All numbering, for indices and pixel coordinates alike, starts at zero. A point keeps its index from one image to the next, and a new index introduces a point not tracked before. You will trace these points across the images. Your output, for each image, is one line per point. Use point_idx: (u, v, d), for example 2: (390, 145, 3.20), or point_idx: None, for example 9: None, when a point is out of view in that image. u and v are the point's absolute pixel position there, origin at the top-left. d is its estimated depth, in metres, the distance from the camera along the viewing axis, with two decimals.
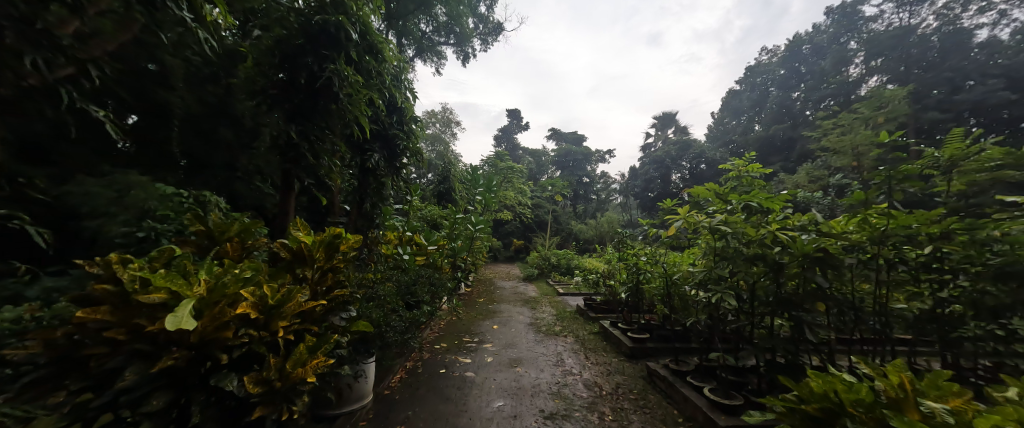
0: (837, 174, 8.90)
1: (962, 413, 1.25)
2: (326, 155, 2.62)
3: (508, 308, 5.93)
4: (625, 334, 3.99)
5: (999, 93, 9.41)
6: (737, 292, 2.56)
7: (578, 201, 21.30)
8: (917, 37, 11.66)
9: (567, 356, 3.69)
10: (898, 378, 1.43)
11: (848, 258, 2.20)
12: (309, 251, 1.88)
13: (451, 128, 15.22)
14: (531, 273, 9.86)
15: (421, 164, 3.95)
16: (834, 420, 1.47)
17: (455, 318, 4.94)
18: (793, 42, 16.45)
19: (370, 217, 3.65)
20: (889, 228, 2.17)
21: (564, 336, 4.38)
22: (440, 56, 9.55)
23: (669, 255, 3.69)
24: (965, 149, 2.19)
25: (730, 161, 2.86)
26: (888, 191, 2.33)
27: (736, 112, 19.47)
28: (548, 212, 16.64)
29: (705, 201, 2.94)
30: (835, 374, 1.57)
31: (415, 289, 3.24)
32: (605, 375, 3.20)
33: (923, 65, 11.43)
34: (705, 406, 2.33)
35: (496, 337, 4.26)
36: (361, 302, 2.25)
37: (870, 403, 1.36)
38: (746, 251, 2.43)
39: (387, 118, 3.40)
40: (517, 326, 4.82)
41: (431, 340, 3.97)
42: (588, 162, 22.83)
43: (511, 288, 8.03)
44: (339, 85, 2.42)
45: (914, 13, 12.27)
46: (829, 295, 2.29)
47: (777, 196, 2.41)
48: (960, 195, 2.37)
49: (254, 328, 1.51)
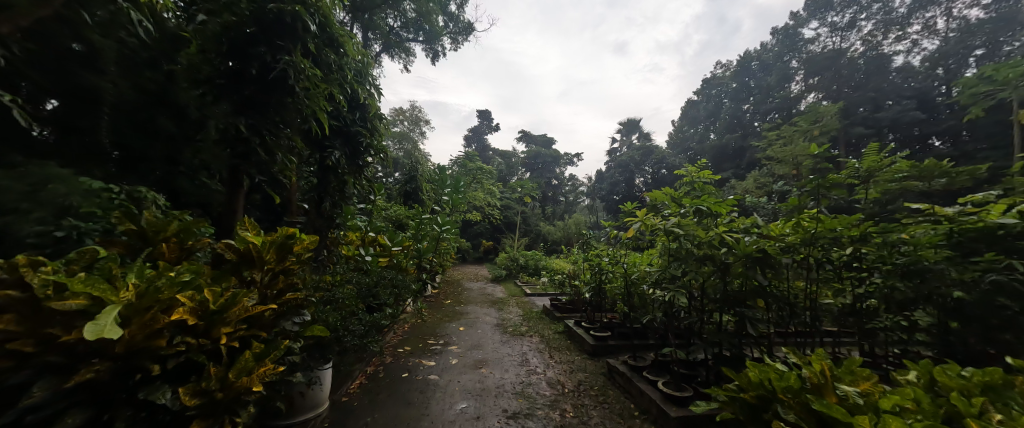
0: (779, 181, 9.71)
1: (870, 395, 1.44)
2: (282, 150, 2.50)
3: (475, 309, 5.92)
4: (588, 332, 4.10)
5: (910, 113, 10.74)
6: (689, 290, 2.72)
7: (546, 203, 21.62)
8: (847, 60, 12.99)
9: (532, 356, 3.74)
10: (820, 365, 1.56)
11: (784, 258, 2.41)
12: (258, 252, 1.77)
13: (420, 126, 14.90)
14: (499, 274, 9.85)
15: (385, 163, 3.85)
16: (766, 406, 1.62)
17: (421, 320, 4.86)
18: (744, 58, 17.74)
19: (329, 216, 3.49)
20: (818, 231, 2.39)
21: (530, 336, 4.43)
22: (408, 53, 9.33)
23: (629, 256, 3.84)
24: (878, 160, 2.49)
25: (684, 167, 3.02)
26: (817, 197, 2.59)
27: (694, 120, 20.68)
28: (517, 213, 16.71)
29: (663, 205, 3.09)
30: (771, 364, 1.71)
31: (377, 291, 3.14)
32: (568, 373, 3.27)
33: (851, 85, 12.80)
34: (659, 400, 2.44)
35: (462, 338, 4.24)
36: (317, 306, 2.17)
37: (797, 389, 1.51)
38: (697, 252, 2.59)
39: (348, 113, 3.29)
40: (484, 327, 4.82)
41: (394, 343, 3.87)
42: (556, 164, 23.29)
43: (479, 289, 8.02)
44: (295, 78, 2.32)
45: (845, 38, 13.73)
46: (767, 293, 2.50)
47: (725, 201, 2.59)
48: (876, 202, 2.68)
49: (192, 335, 1.41)
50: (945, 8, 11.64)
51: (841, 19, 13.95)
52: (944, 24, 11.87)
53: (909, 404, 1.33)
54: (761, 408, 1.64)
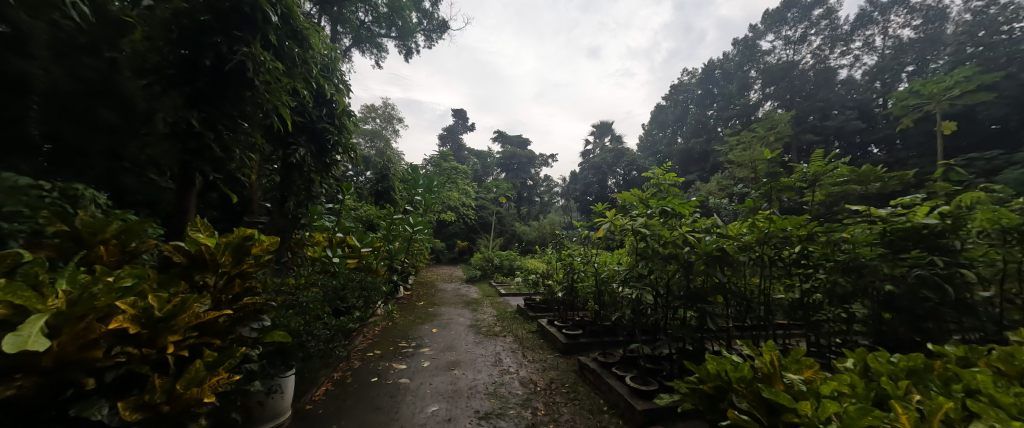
0: (739, 184, 10.32)
1: (812, 381, 1.56)
2: (241, 146, 2.37)
3: (449, 310, 5.84)
4: (560, 330, 4.17)
5: (852, 122, 11.73)
6: (655, 287, 2.83)
7: (522, 203, 21.74)
8: (799, 72, 14.01)
9: (505, 356, 3.74)
10: (770, 356, 1.68)
11: (741, 256, 2.56)
12: (211, 255, 1.67)
13: (393, 124, 14.58)
14: (474, 274, 9.78)
15: (354, 162, 3.74)
16: (722, 396, 1.72)
17: (392, 322, 4.75)
18: (708, 67, 18.65)
19: (294, 217, 3.33)
20: (770, 231, 2.56)
21: (503, 336, 4.44)
22: (380, 48, 9.09)
23: (600, 256, 3.94)
24: (824, 165, 2.69)
25: (651, 169, 3.14)
26: (770, 199, 2.77)
27: (663, 125, 21.53)
28: (492, 213, 16.68)
29: (631, 206, 3.19)
30: (728, 357, 1.81)
31: (345, 294, 3.04)
32: (541, 371, 3.31)
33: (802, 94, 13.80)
34: (627, 394, 2.52)
35: (434, 339, 4.18)
36: (278, 311, 2.07)
37: (749, 379, 1.61)
38: (663, 251, 2.70)
39: (314, 109, 3.17)
40: (457, 328, 4.77)
41: (363, 347, 3.76)
42: (531, 165, 23.48)
43: (453, 290, 7.95)
44: (254, 71, 2.21)
45: (797, 51, 14.80)
46: (726, 289, 2.65)
47: (688, 202, 2.72)
48: (822, 204, 2.91)
49: (134, 345, 1.31)
50: (882, 27, 13.19)
51: (794, 33, 15.00)
52: (881, 42, 13.10)
53: (845, 388, 1.45)
54: (717, 398, 1.74)
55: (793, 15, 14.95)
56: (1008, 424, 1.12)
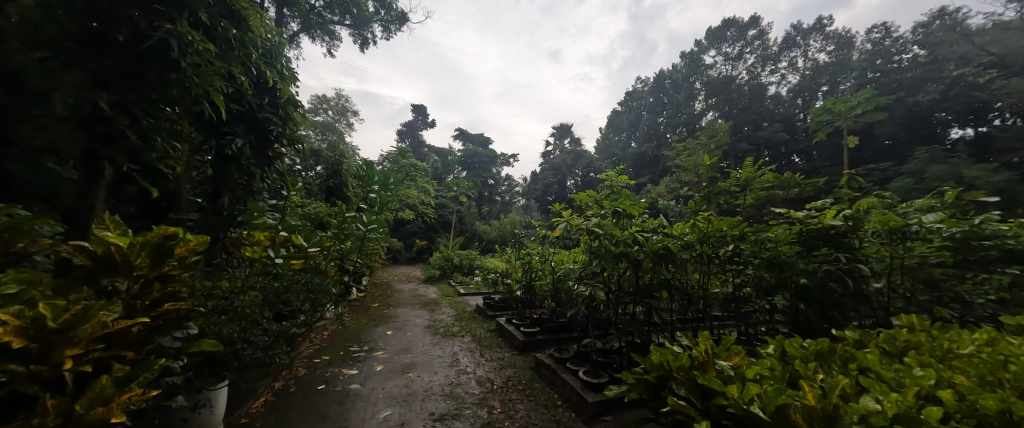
0: (684, 187, 11.12)
1: (739, 366, 1.73)
2: (164, 134, 2.11)
3: (405, 311, 5.67)
4: (518, 328, 4.22)
5: (779, 134, 13.14)
6: (608, 284, 2.95)
7: (482, 202, 21.64)
8: (736, 86, 15.23)
9: (462, 356, 3.72)
10: (704, 345, 1.84)
11: (683, 254, 2.76)
12: (123, 256, 1.46)
13: (347, 117, 13.81)
14: (432, 274, 9.55)
15: (301, 155, 3.50)
16: (664, 384, 1.85)
17: (343, 326, 4.51)
18: (659, 77, 19.76)
19: (229, 214, 3.02)
20: (709, 231, 2.79)
21: (461, 336, 4.40)
22: (332, 36, 8.57)
23: (557, 255, 4.04)
24: (753, 171, 3.00)
25: (605, 171, 3.27)
26: (709, 202, 3.02)
27: (618, 129, 22.58)
28: (452, 212, 16.45)
29: (587, 206, 3.31)
30: (669, 347, 1.95)
31: (289, 297, 2.83)
32: (498, 370, 3.33)
33: (739, 106, 15.18)
34: (580, 388, 2.60)
35: (388, 342, 4.03)
36: (207, 317, 1.87)
37: (686, 366, 1.75)
38: (615, 250, 2.82)
39: (254, 98, 2.92)
40: (413, 329, 4.65)
41: (309, 353, 3.53)
42: (493, 164, 23.48)
43: (410, 290, 7.72)
44: (181, 51, 1.99)
45: (735, 67, 16.26)
46: (671, 285, 2.84)
47: (637, 203, 2.87)
48: (752, 207, 3.22)
49: (18, 362, 1.12)
50: (803, 50, 14.88)
51: (732, 50, 16.41)
52: (802, 64, 14.80)
53: (765, 371, 1.64)
54: (659, 386, 1.87)
55: (732, 33, 16.37)
56: (888, 395, 1.32)
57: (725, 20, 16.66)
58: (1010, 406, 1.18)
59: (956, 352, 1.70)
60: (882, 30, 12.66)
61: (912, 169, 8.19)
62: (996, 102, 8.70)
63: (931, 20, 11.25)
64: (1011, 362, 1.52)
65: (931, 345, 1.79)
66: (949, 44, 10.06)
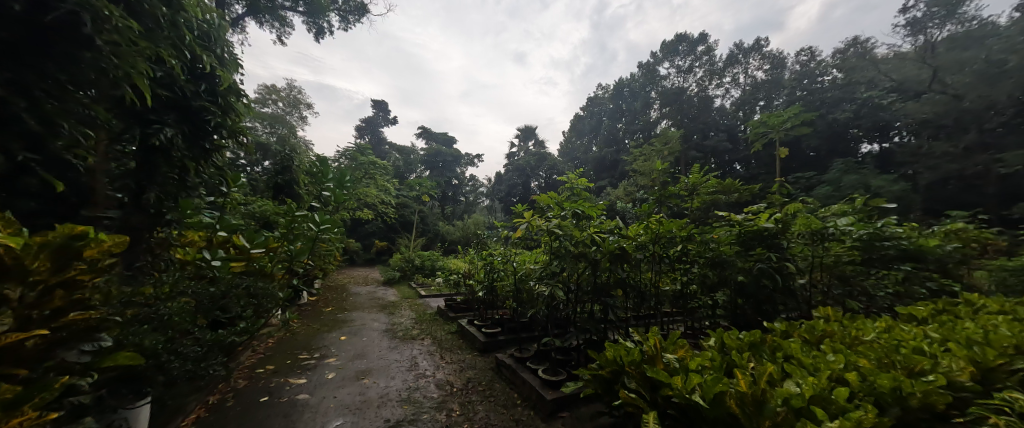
0: (640, 190, 11.71)
1: (684, 358, 1.86)
2: (75, 120, 1.84)
3: (361, 315, 5.42)
4: (479, 329, 4.19)
5: (723, 143, 14.28)
6: (567, 283, 3.01)
7: (446, 202, 21.31)
8: (687, 97, 16.31)
9: (421, 359, 3.63)
10: (653, 339, 1.96)
11: (636, 254, 2.91)
12: (15, 260, 1.22)
13: (299, 110, 12.97)
14: (392, 276, 9.20)
15: (244, 149, 3.23)
16: (617, 378, 1.94)
17: (290, 333, 4.21)
18: (618, 84, 20.62)
19: (156, 212, 2.71)
20: (660, 232, 2.97)
21: (421, 339, 4.29)
22: (283, 22, 8.00)
23: (519, 255, 4.08)
24: (700, 177, 3.23)
25: (566, 174, 3.35)
26: (660, 205, 3.20)
27: (580, 133, 23.29)
28: (414, 211, 16.03)
29: (548, 208, 3.36)
30: (622, 343, 2.04)
31: (227, 302, 2.60)
32: (458, 372, 3.29)
33: (689, 116, 16.29)
34: (538, 386, 2.64)
35: (341, 348, 3.83)
36: (125, 327, 1.67)
37: (636, 361, 1.84)
38: (574, 250, 2.90)
39: (189, 84, 2.65)
40: (369, 334, 4.46)
41: (250, 364, 3.25)
42: (457, 164, 23.19)
43: (368, 293, 7.40)
44: (96, 27, 1.75)
45: (686, 79, 17.44)
46: (626, 284, 2.97)
47: (595, 205, 2.98)
48: (698, 210, 3.47)
49: None
50: (744, 67, 16.30)
51: (684, 63, 17.53)
52: (743, 79, 16.21)
53: (705, 362, 1.77)
54: (612, 380, 1.96)
55: (684, 48, 17.51)
56: (806, 379, 1.48)
57: (678, 35, 17.79)
58: (900, 383, 1.39)
59: (861, 339, 1.95)
60: (808, 54, 14.23)
61: (831, 178, 9.28)
62: (896, 122, 10.61)
63: (846, 47, 12.86)
64: (901, 346, 1.78)
65: (841, 334, 2.04)
66: (860, 69, 11.54)
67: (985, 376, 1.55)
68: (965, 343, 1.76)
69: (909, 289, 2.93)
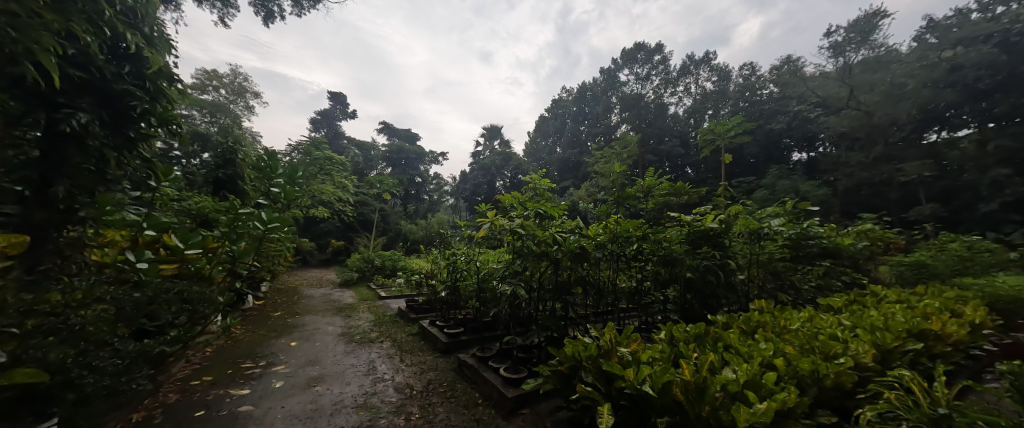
0: (600, 191, 12.12)
1: (636, 351, 1.96)
2: None
3: (314, 319, 5.12)
4: (441, 330, 4.13)
5: (676, 148, 15.20)
6: (529, 282, 3.05)
7: (409, 201, 20.72)
8: (645, 103, 17.16)
9: (380, 363, 3.51)
10: (608, 334, 2.05)
11: (595, 253, 3.02)
12: None
13: (246, 99, 12.07)
14: (350, 277, 8.77)
15: (178, 138, 2.93)
16: (574, 372, 2.00)
17: (232, 340, 3.88)
18: (581, 88, 21.16)
19: (67, 208, 2.34)
20: (617, 231, 3.09)
21: (379, 343, 4.14)
22: (226, 2, 7.32)
23: (482, 255, 4.07)
24: (654, 180, 3.43)
25: (529, 174, 3.40)
26: (618, 206, 3.35)
27: (545, 134, 23.68)
28: (374, 210, 15.42)
29: (511, 208, 3.39)
30: (580, 339, 2.11)
31: (155, 308, 2.34)
32: (418, 374, 3.22)
33: (646, 122, 17.16)
34: (500, 384, 2.65)
35: (291, 355, 3.59)
36: (22, 341, 1.45)
37: (593, 356, 1.91)
38: (536, 249, 2.95)
39: (107, 63, 2.36)
40: (323, 338, 4.22)
41: (184, 375, 2.95)
42: (421, 161, 22.63)
43: (322, 296, 7.01)
44: None
45: (644, 86, 18.34)
46: (584, 282, 3.06)
47: (557, 206, 3.05)
48: (653, 210, 3.66)
49: None
50: (695, 78, 17.46)
51: (642, 71, 18.44)
52: (695, 88, 17.35)
53: (655, 354, 1.89)
54: (569, 374, 2.02)
55: (642, 56, 18.38)
56: (741, 365, 1.63)
57: (637, 44, 18.62)
58: (817, 366, 1.57)
59: (788, 328, 2.18)
60: (750, 68, 15.56)
61: (767, 182, 10.22)
62: (821, 134, 11.87)
63: (781, 64, 14.22)
64: (819, 333, 2.01)
65: (772, 324, 2.27)
66: (793, 85, 12.82)
67: (883, 356, 1.80)
68: (868, 328, 2.03)
69: (828, 283, 3.35)
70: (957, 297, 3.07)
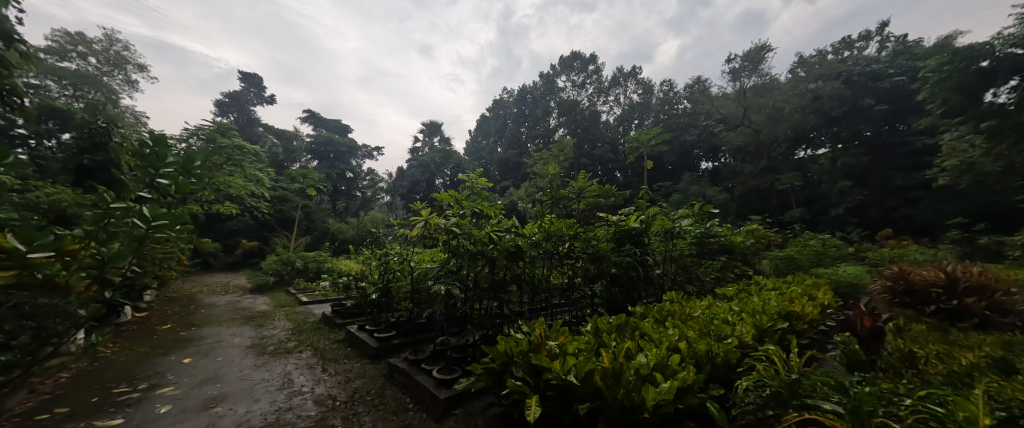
0: (536, 192, 12.52)
1: (563, 344, 2.05)
2: None
3: (216, 330, 4.46)
4: (371, 334, 3.89)
5: (606, 153, 16.37)
6: (464, 281, 3.00)
7: (338, 197, 19.17)
8: (580, 110, 18.13)
9: (298, 374, 3.19)
10: (539, 329, 2.13)
11: (530, 251, 3.10)
12: None
13: (123, 71, 10.12)
14: (264, 282, 7.80)
15: (19, 113, 2.33)
16: (506, 368, 2.03)
17: (100, 362, 3.19)
18: (522, 90, 21.57)
19: None
20: (552, 230, 3.22)
21: (298, 352, 3.77)
22: None
23: (417, 254, 3.93)
24: (585, 182, 3.65)
25: (466, 173, 3.38)
26: (551, 206, 3.50)
27: (486, 134, 23.72)
28: (296, 207, 13.98)
29: (448, 207, 3.32)
30: (513, 336, 2.15)
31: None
32: (343, 384, 3.00)
33: (581, 127, 18.13)
34: (432, 387, 2.58)
35: (182, 374, 3.07)
36: None
37: (524, 351, 1.96)
38: (471, 248, 2.92)
39: None
40: (227, 353, 3.69)
41: (25, 410, 2.35)
42: (352, 155, 21.08)
43: (228, 303, 6.14)
44: None
45: (579, 93, 19.36)
46: (519, 280, 3.12)
47: (493, 205, 3.07)
48: (584, 211, 3.89)
49: None
50: (624, 89, 18.96)
51: (577, 79, 19.46)
52: (624, 99, 18.85)
53: (579, 345, 2.00)
54: (502, 371, 2.03)
55: (578, 65, 19.39)
56: (652, 350, 1.81)
57: (573, 53, 19.58)
58: (711, 346, 1.82)
59: (691, 315, 2.48)
60: (668, 85, 17.40)
61: (681, 187, 11.50)
62: (723, 146, 13.75)
63: (693, 84, 16.14)
64: (714, 318, 2.33)
65: (679, 312, 2.56)
66: (702, 103, 14.65)
67: (760, 335, 2.15)
68: (751, 312, 2.41)
69: (724, 274, 3.96)
70: (814, 284, 3.81)
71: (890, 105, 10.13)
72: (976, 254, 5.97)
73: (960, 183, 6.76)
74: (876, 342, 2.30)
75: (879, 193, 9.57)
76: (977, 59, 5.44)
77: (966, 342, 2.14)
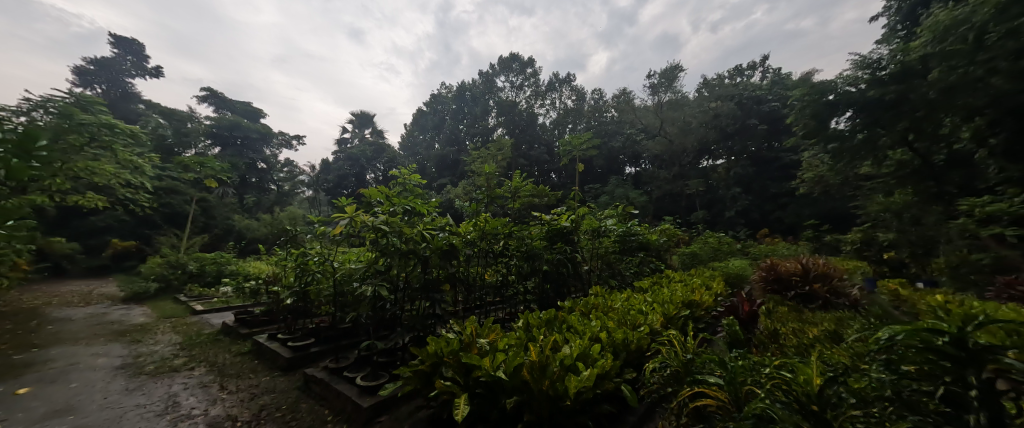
0: (471, 192, 12.44)
1: (494, 341, 2.07)
2: None
3: (69, 351, 3.58)
4: (284, 344, 3.49)
5: (541, 155, 16.96)
6: (394, 281, 2.85)
7: (247, 191, 16.84)
8: (517, 110, 18.46)
9: (187, 396, 2.72)
10: (470, 328, 2.12)
11: (464, 250, 3.07)
12: None
13: None
14: (143, 290, 6.48)
15: None
16: (435, 369, 1.98)
17: None
18: (461, 87, 21.25)
19: None
20: (486, 228, 3.24)
21: (189, 370, 3.22)
22: None
23: (341, 255, 3.62)
24: (519, 183, 3.72)
25: (398, 169, 3.23)
26: (486, 204, 3.50)
27: (423, 129, 22.90)
28: (189, 200, 11.88)
29: (378, 203, 3.13)
30: (443, 336, 2.11)
31: None
32: (247, 402, 2.65)
33: (518, 128, 18.48)
34: (354, 395, 2.41)
35: (14, 408, 2.41)
36: None
37: (455, 350, 1.94)
38: (402, 247, 2.77)
39: None
40: (84, 377, 2.98)
41: None
42: (265, 143, 18.66)
43: (89, 317, 4.98)
44: None
45: (517, 94, 19.72)
46: (453, 279, 3.07)
47: (426, 203, 2.98)
48: (518, 210, 3.98)
49: None
50: (559, 94, 19.81)
51: (516, 81, 19.81)
52: (559, 104, 19.72)
53: (509, 341, 2.04)
54: (431, 372, 1.98)
55: (517, 67, 19.74)
56: (576, 342, 1.92)
57: (512, 54, 19.89)
58: (626, 334, 2.00)
59: (611, 307, 2.71)
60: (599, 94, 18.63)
61: (608, 190, 12.42)
62: (643, 154, 15.17)
63: (620, 94, 17.54)
64: (630, 309, 2.56)
65: (602, 304, 2.77)
66: (627, 112, 15.99)
67: (667, 321, 2.42)
68: (661, 302, 2.72)
69: (641, 269, 4.37)
70: (711, 276, 4.41)
71: (769, 125, 12.17)
72: (822, 249, 7.50)
73: (815, 192, 8.41)
74: (752, 323, 2.76)
75: (761, 198, 11.42)
76: (826, 92, 6.82)
77: (813, 319, 2.67)
